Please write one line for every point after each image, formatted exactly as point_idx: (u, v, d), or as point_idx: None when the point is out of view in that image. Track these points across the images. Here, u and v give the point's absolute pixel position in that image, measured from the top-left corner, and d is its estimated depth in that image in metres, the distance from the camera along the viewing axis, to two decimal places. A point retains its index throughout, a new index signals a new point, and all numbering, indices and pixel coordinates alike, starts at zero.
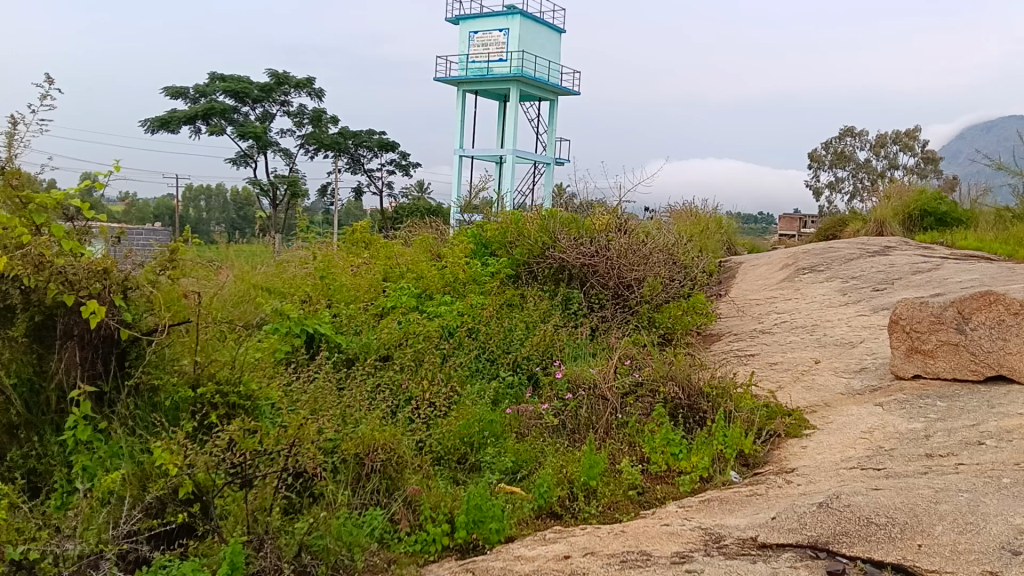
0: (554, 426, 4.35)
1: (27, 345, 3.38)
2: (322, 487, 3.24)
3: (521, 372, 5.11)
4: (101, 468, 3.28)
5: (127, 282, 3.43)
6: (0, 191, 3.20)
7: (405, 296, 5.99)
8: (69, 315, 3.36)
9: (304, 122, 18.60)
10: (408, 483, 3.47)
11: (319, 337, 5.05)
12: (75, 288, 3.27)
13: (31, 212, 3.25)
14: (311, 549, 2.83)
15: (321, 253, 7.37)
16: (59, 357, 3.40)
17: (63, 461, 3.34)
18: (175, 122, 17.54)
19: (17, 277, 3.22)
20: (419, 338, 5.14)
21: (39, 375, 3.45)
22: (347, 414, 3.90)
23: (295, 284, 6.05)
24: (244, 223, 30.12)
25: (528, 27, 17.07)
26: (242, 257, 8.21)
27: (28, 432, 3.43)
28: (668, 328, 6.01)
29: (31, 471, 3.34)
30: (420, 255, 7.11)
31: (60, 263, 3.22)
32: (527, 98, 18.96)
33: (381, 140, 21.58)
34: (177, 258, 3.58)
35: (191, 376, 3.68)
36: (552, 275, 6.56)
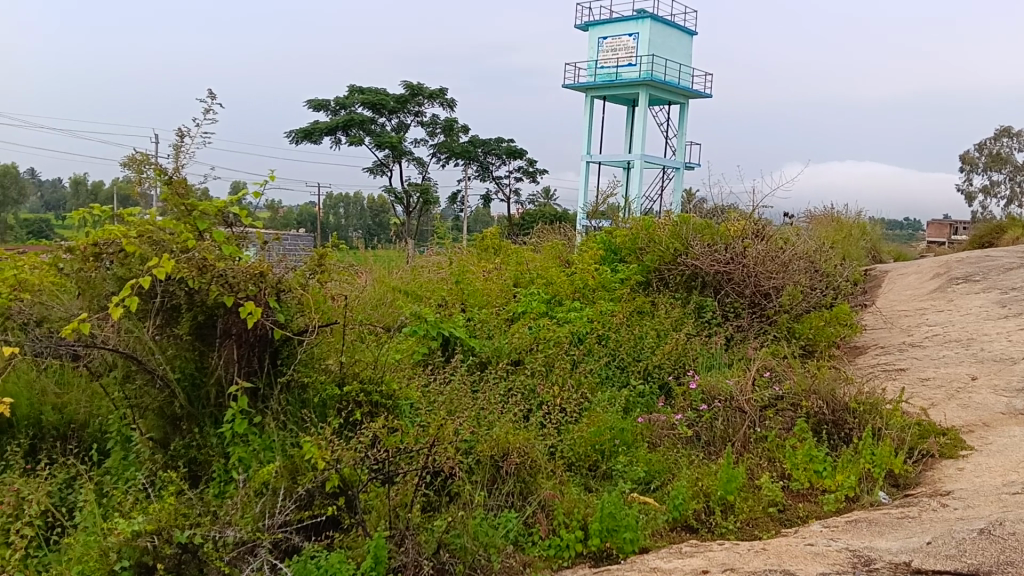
0: (687, 437, 4.25)
1: (190, 342, 3.60)
2: (459, 487, 3.32)
3: (652, 381, 5.03)
4: (256, 460, 3.47)
5: (280, 285, 3.63)
6: (169, 198, 3.49)
7: (535, 302, 6.03)
8: (228, 315, 3.57)
9: (437, 131, 19.08)
10: (543, 487, 3.47)
11: (454, 340, 5.14)
12: (234, 289, 3.46)
13: (195, 218, 3.50)
14: (449, 547, 2.89)
15: (455, 258, 7.53)
16: (219, 354, 3.62)
17: (222, 452, 3.56)
18: (318, 133, 18.40)
19: (182, 280, 3.46)
20: (550, 344, 5.16)
21: (200, 370, 3.66)
22: (480, 417, 3.97)
23: (431, 289, 6.22)
24: (380, 229, 31.20)
25: (659, 31, 16.85)
26: (379, 262, 8.50)
27: (190, 423, 3.66)
28: (809, 339, 5.76)
29: (192, 461, 3.58)
30: (550, 261, 7.12)
31: (221, 266, 3.42)
32: (657, 103, 18.72)
33: (511, 148, 21.95)
34: (325, 263, 3.79)
35: (338, 375, 3.94)
36: (684, 282, 6.43)
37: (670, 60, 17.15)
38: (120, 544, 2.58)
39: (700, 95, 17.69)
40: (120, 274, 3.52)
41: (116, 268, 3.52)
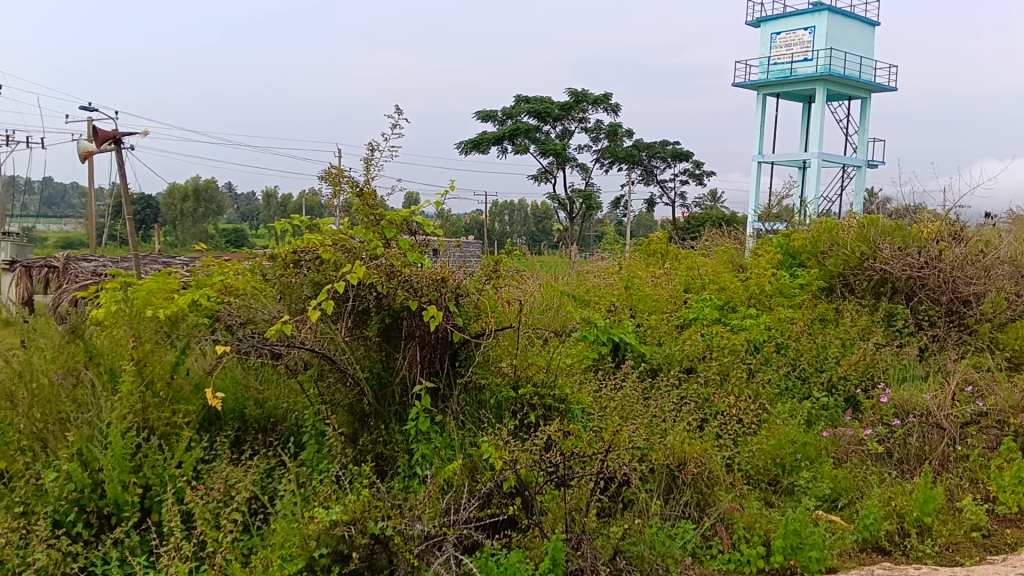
0: (878, 453, 4.00)
1: (378, 344, 3.87)
2: (633, 494, 3.30)
3: (837, 394, 4.78)
4: (438, 457, 3.63)
5: (459, 291, 3.82)
6: (361, 210, 3.83)
7: (708, 308, 5.88)
8: (412, 318, 3.79)
9: (601, 136, 19.07)
10: (722, 500, 3.40)
11: (624, 346, 5.13)
12: (418, 294, 3.68)
13: (383, 227, 3.81)
14: (626, 555, 2.89)
15: (623, 263, 7.50)
16: (403, 355, 3.83)
17: (406, 448, 3.74)
18: (485, 142, 18.90)
19: (372, 285, 3.71)
20: (725, 352, 5.03)
21: (385, 370, 3.91)
22: (654, 424, 3.91)
23: (601, 294, 6.24)
24: (543, 235, 31.65)
25: (837, 23, 16.02)
26: (545, 267, 8.61)
27: (377, 420, 3.90)
28: (1016, 351, 5.28)
29: (378, 455, 3.78)
30: (722, 266, 6.93)
31: (407, 272, 3.67)
32: (835, 98, 17.77)
33: (677, 151, 21.63)
34: (500, 269, 3.95)
35: (512, 378, 4.02)
36: (871, 288, 6.10)
37: (850, 53, 16.23)
38: (319, 532, 2.72)
39: (883, 88, 16.63)
40: (316, 278, 3.81)
41: (312, 274, 3.82)
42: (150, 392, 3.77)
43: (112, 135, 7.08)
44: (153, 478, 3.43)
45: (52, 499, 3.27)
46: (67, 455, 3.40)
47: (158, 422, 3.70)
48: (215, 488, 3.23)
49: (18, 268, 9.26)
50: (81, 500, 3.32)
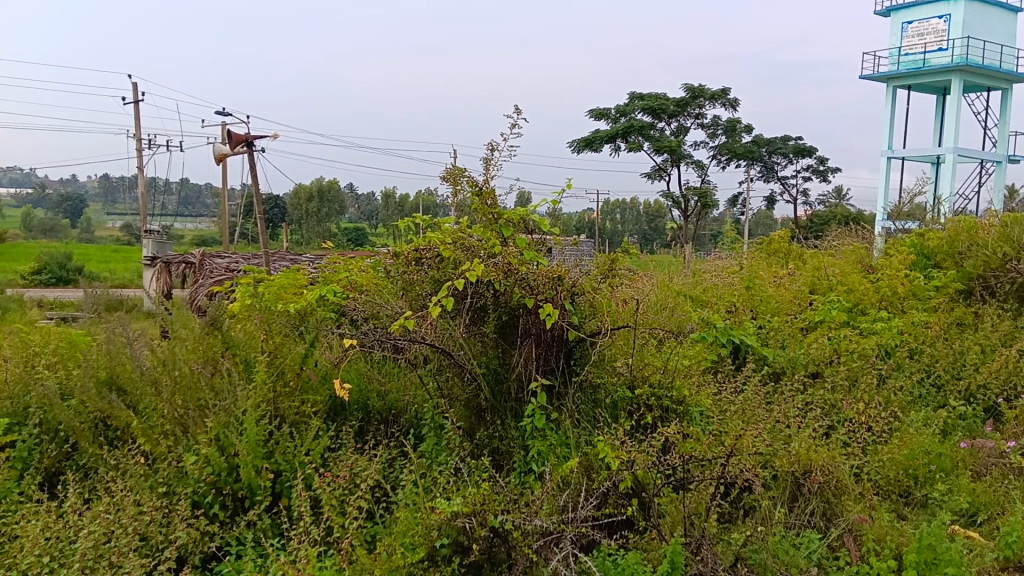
0: (1021, 467, 3.75)
1: (495, 341, 3.95)
2: (755, 501, 3.23)
3: (976, 403, 4.52)
4: (554, 455, 3.65)
5: (575, 289, 3.84)
6: (479, 208, 3.88)
7: (834, 310, 5.67)
8: (529, 315, 3.83)
9: (718, 133, 18.63)
10: (851, 510, 3.28)
11: (745, 348, 5.03)
12: (535, 292, 3.73)
13: (500, 225, 3.86)
14: (747, 562, 2.85)
15: (744, 262, 7.32)
16: (520, 352, 3.88)
17: (522, 444, 3.79)
18: (598, 141, 18.80)
19: (489, 283, 3.79)
20: (853, 357, 4.84)
21: (502, 367, 3.98)
22: (777, 430, 3.80)
23: (720, 295, 6.11)
24: (657, 234, 31.28)
25: (976, 10, 15.07)
26: (662, 266, 8.52)
27: (493, 415, 3.94)
28: None
29: (495, 450, 3.84)
30: (850, 266, 6.67)
31: (524, 270, 3.71)
32: (973, 89, 16.73)
33: (798, 146, 20.91)
34: (615, 267, 3.94)
35: (628, 378, 4.01)
36: (1016, 292, 5.70)
37: (991, 41, 15.23)
38: (441, 523, 2.80)
39: None
40: (437, 276, 3.94)
41: (433, 272, 3.96)
42: (282, 382, 3.99)
43: (246, 138, 7.47)
44: (284, 464, 3.61)
45: (192, 480, 3.47)
46: (205, 440, 3.58)
47: (288, 411, 3.89)
48: (341, 476, 3.38)
49: (160, 264, 9.87)
50: (218, 483, 3.51)
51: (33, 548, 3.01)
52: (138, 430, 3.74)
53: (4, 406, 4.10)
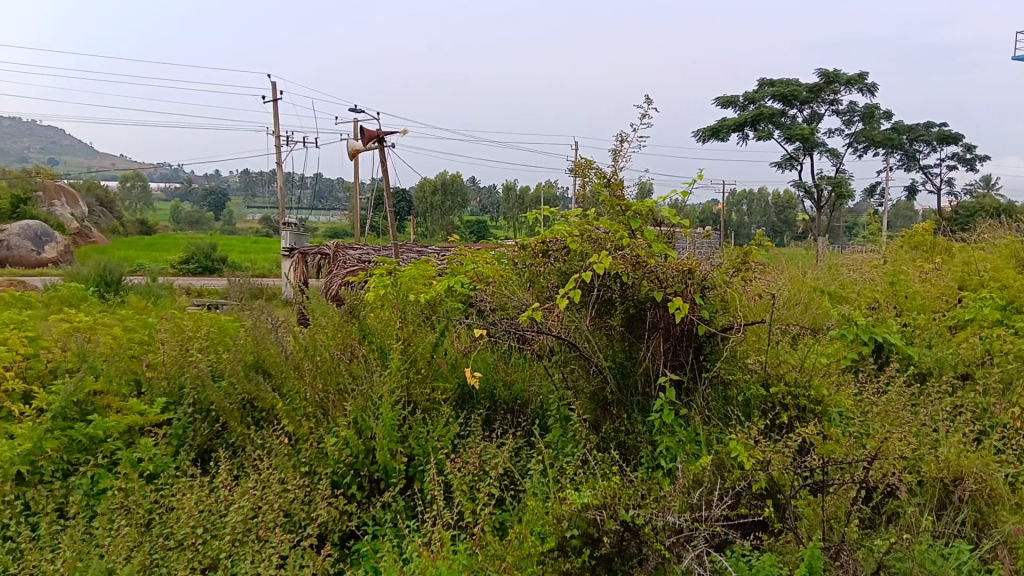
0: None
1: (622, 334, 3.94)
2: (899, 507, 3.09)
3: None
4: (683, 451, 3.59)
5: (705, 282, 3.78)
6: (607, 201, 3.86)
7: (987, 308, 5.31)
8: (657, 309, 3.80)
9: (855, 120, 17.75)
10: (1006, 521, 3.07)
11: (888, 347, 4.81)
12: (664, 286, 3.69)
13: (629, 217, 3.80)
14: (891, 570, 2.72)
15: (885, 256, 6.98)
16: (647, 346, 3.86)
17: (649, 438, 3.75)
18: (726, 130, 18.32)
19: (617, 276, 3.79)
20: (1009, 358, 4.52)
21: (629, 360, 3.97)
22: (923, 434, 3.60)
23: (859, 291, 5.85)
24: (786, 225, 30.21)
25: None
26: (795, 260, 8.25)
27: (620, 409, 3.93)
28: None
29: (621, 444, 3.82)
30: (1004, 261, 6.23)
31: (653, 263, 3.67)
32: None
33: (944, 133, 19.67)
34: (749, 261, 3.83)
35: (762, 376, 3.90)
36: None
37: None
38: (572, 513, 2.83)
39: None
40: (563, 268, 3.97)
41: (559, 264, 3.98)
42: (414, 369, 4.11)
43: (378, 134, 7.72)
44: (417, 448, 3.73)
45: (332, 461, 3.64)
46: (345, 423, 3.76)
47: (420, 397, 4.02)
48: (471, 463, 3.47)
49: (297, 255, 10.34)
50: (356, 464, 3.69)
51: (189, 520, 3.24)
52: (282, 412, 3.96)
53: (163, 385, 4.43)
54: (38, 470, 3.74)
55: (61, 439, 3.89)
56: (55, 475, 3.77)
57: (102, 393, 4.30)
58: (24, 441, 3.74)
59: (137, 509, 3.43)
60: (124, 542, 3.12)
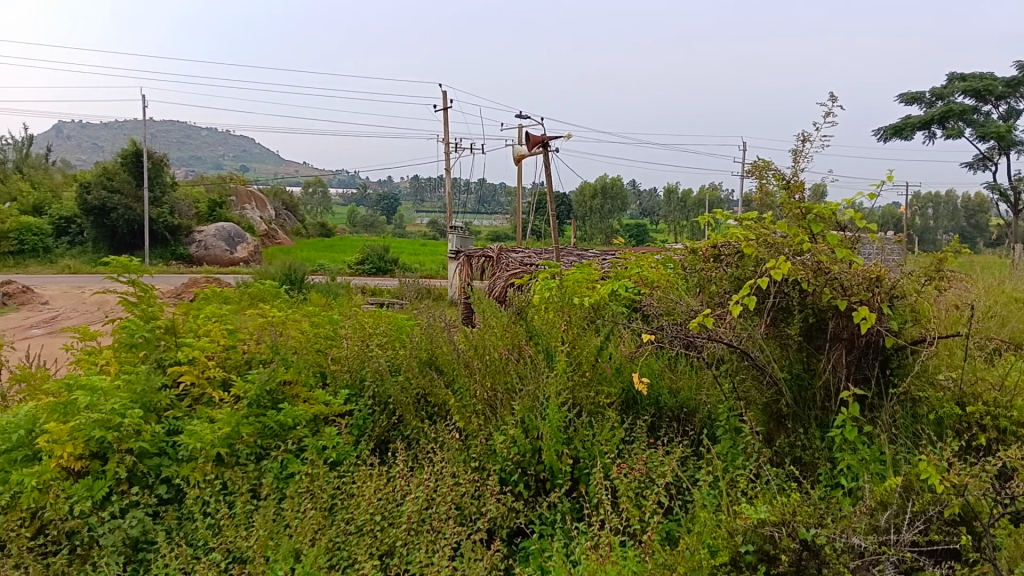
0: None
1: (799, 344, 3.77)
2: None
3: None
4: (866, 470, 3.36)
5: (894, 291, 3.53)
6: (787, 204, 3.66)
7: None
8: (839, 318, 3.60)
9: None
10: None
11: None
12: (848, 293, 3.46)
13: (809, 221, 3.59)
14: None
15: None
16: (827, 358, 3.67)
17: (827, 455, 3.57)
18: (909, 129, 17.13)
19: (796, 282, 3.60)
20: None
21: (806, 372, 3.81)
22: None
23: None
24: (977, 231, 27.85)
25: None
26: (988, 268, 7.59)
27: (795, 423, 3.77)
28: None
29: (797, 459, 3.66)
30: None
31: (836, 269, 3.45)
32: None
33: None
34: (944, 269, 3.51)
35: (956, 394, 3.59)
36: None
37: None
38: (747, 529, 2.74)
39: None
40: (736, 274, 3.84)
41: (732, 270, 3.85)
42: (579, 372, 4.10)
43: (543, 138, 7.79)
44: (582, 451, 3.72)
45: (501, 458, 3.72)
46: (512, 422, 3.82)
47: (585, 400, 3.99)
48: (637, 468, 3.42)
49: (462, 257, 10.65)
50: (523, 463, 3.74)
51: (368, 507, 3.40)
52: (453, 408, 4.10)
53: (345, 378, 4.76)
54: (234, 453, 4.07)
55: (255, 425, 4.23)
56: (250, 458, 4.09)
57: (291, 383, 4.64)
58: (223, 425, 4.07)
59: (321, 494, 3.64)
60: (309, 524, 3.33)
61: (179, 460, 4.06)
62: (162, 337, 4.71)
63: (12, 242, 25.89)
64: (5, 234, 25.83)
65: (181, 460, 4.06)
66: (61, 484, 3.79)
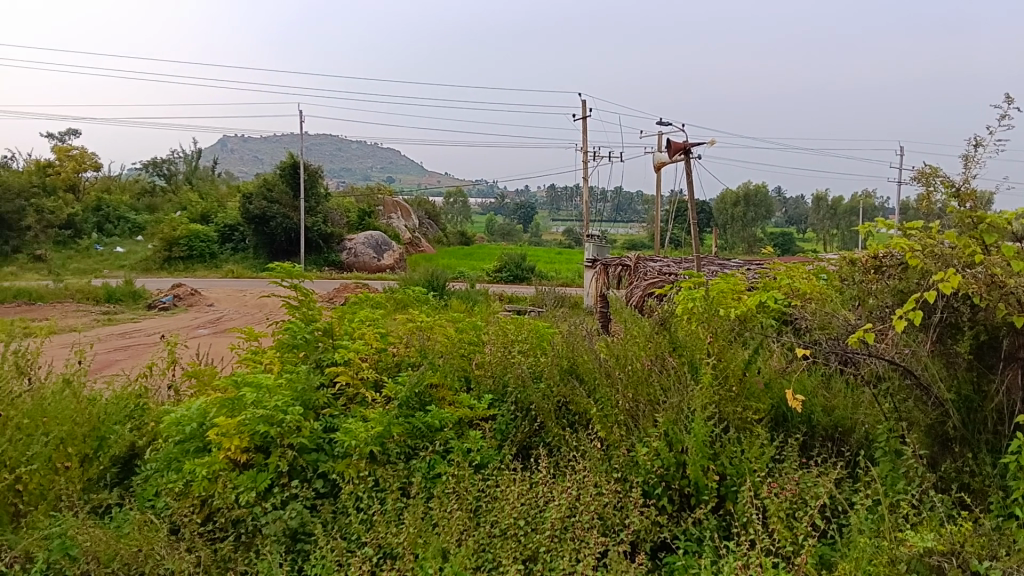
0: None
1: (969, 363, 3.53)
2: None
3: None
4: None
5: None
6: (958, 213, 3.42)
7: None
8: (1014, 337, 3.35)
9: None
10: None
11: None
12: None
13: (983, 230, 3.32)
14: None
15: None
16: (1001, 379, 3.42)
17: (999, 483, 3.32)
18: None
19: (967, 296, 3.36)
20: None
21: (977, 394, 3.54)
22: None
23: None
24: None
25: None
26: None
27: (963, 447, 3.56)
28: None
29: (964, 486, 3.45)
30: None
31: (1014, 284, 3.18)
32: None
33: None
34: None
35: None
36: None
37: None
38: (912, 557, 2.59)
39: None
40: (899, 286, 3.62)
41: (895, 282, 3.64)
42: (726, 387, 3.98)
43: (685, 145, 7.66)
44: (731, 468, 3.62)
45: (644, 471, 3.68)
46: (656, 434, 3.78)
47: (733, 415, 3.89)
48: (789, 488, 3.30)
49: (601, 266, 10.64)
50: (667, 477, 3.68)
51: (512, 511, 3.46)
52: (595, 417, 4.13)
53: (489, 383, 4.86)
54: (385, 451, 4.23)
55: (405, 425, 4.40)
56: (399, 457, 4.24)
57: (438, 386, 4.80)
58: (376, 424, 4.25)
59: (467, 495, 3.73)
60: (457, 525, 3.43)
61: (335, 456, 4.28)
62: (320, 339, 4.95)
63: (182, 248, 28.07)
64: (178, 241, 28.05)
65: (336, 456, 4.28)
66: (228, 475, 4.06)
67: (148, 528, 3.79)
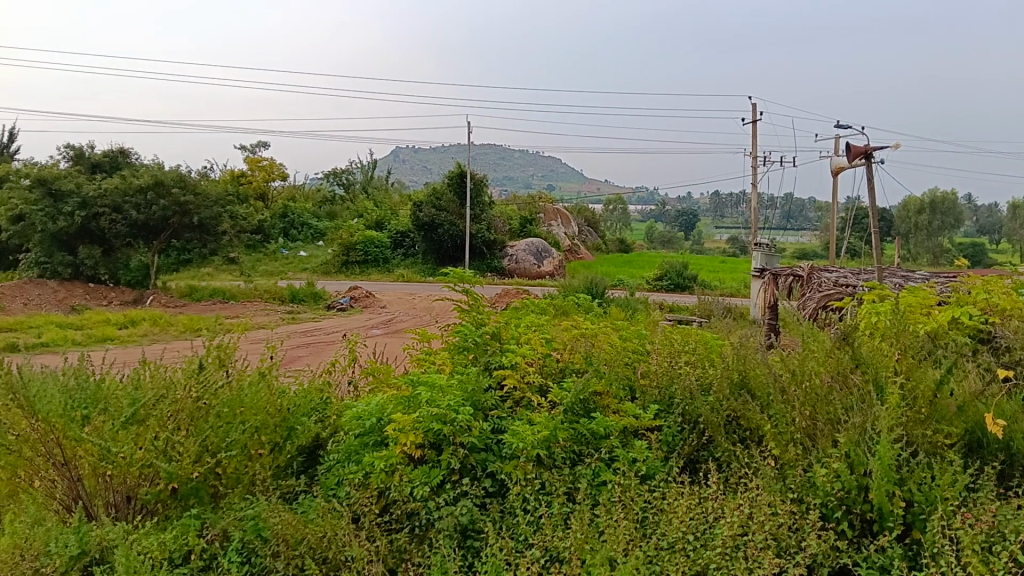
0: None
1: None
2: None
3: None
4: None
5: None
6: None
7: None
8: None
9: None
10: None
11: None
12: None
13: None
14: None
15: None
16: None
17: None
18: None
19: None
20: None
21: None
22: None
23: None
24: None
25: None
26: None
27: None
28: None
29: None
30: None
31: None
32: None
33: None
34: None
35: None
36: None
37: None
38: None
39: None
40: None
41: None
42: (914, 409, 3.74)
43: (865, 150, 7.27)
44: (919, 495, 3.40)
45: (823, 492, 3.53)
46: (837, 455, 3.62)
47: (921, 439, 3.66)
48: (984, 520, 3.08)
49: (769, 276, 10.30)
50: (848, 500, 3.52)
51: (680, 525, 3.43)
52: (768, 434, 3.98)
53: (654, 393, 4.81)
54: (552, 455, 4.32)
55: (570, 431, 4.46)
56: (565, 463, 4.32)
57: (602, 394, 4.83)
58: (542, 428, 4.33)
59: (633, 505, 3.73)
60: (624, 535, 3.44)
61: (503, 457, 4.41)
62: (489, 342, 5.11)
63: (359, 253, 29.72)
64: (356, 245, 29.70)
65: (505, 458, 4.41)
66: (404, 469, 4.29)
67: (333, 516, 4.04)
